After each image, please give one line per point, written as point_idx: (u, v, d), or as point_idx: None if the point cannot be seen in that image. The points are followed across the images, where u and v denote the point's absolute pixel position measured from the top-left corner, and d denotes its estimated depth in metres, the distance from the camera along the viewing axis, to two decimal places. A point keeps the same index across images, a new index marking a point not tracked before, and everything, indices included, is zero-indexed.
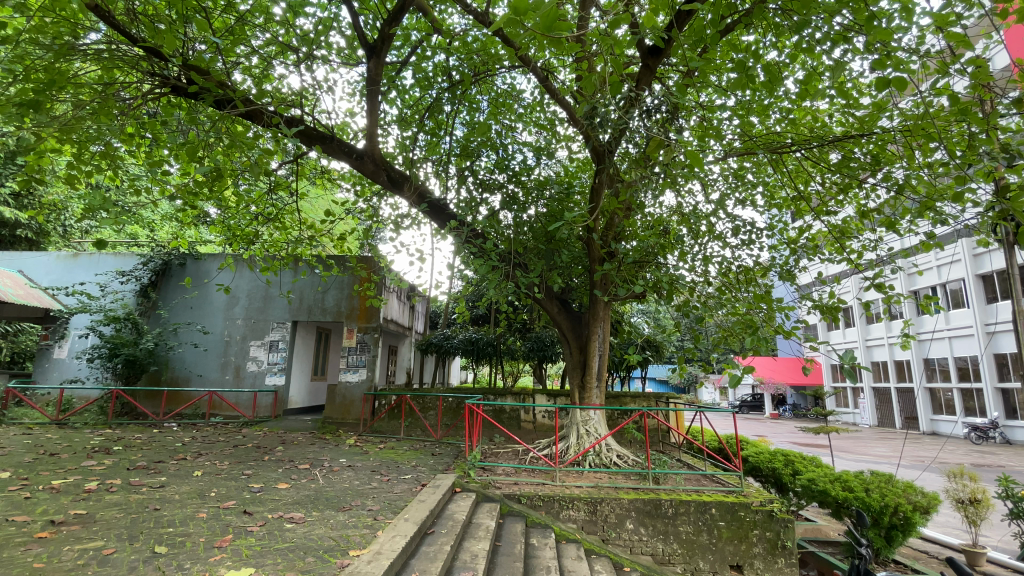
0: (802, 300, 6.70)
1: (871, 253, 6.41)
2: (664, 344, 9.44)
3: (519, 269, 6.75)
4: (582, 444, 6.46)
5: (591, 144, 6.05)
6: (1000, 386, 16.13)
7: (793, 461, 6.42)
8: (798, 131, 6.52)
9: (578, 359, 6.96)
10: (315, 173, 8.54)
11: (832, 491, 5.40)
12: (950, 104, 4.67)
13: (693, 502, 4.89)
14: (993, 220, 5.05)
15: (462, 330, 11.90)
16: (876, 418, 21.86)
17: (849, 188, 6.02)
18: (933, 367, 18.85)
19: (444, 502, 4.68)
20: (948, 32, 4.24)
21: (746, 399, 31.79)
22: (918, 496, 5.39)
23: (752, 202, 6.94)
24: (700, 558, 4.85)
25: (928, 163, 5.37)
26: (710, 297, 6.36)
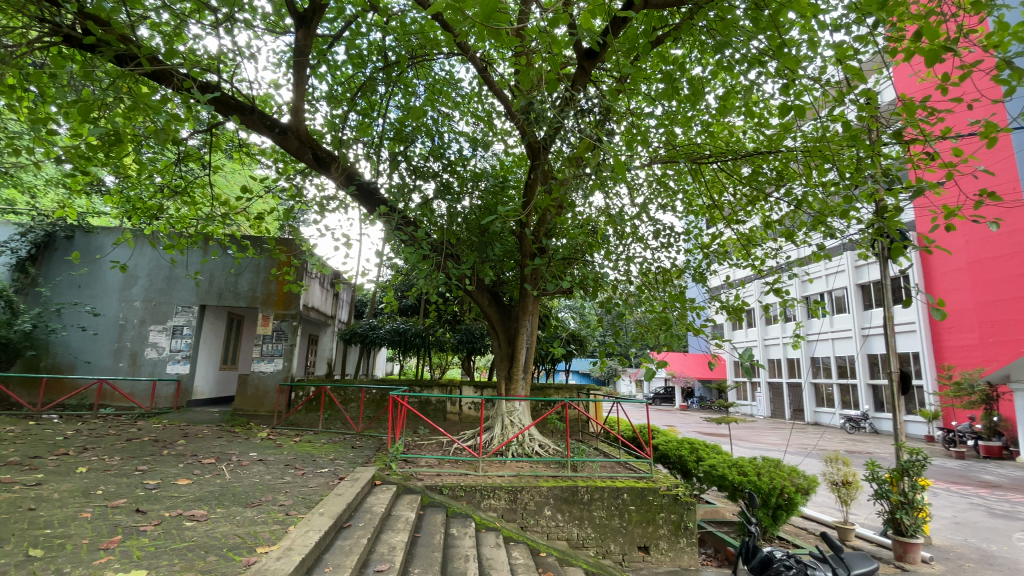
0: (712, 301, 7.19)
1: (772, 260, 7.01)
2: (588, 338, 9.80)
3: (451, 259, 6.67)
4: (506, 435, 6.59)
5: (527, 139, 6.09)
6: (872, 382, 18.42)
7: (698, 448, 6.95)
8: (716, 143, 6.97)
9: (506, 351, 7.05)
10: (232, 146, 7.91)
11: (729, 475, 5.96)
12: (844, 130, 5.26)
13: (607, 489, 5.16)
14: (872, 237, 5.74)
15: (389, 320, 11.62)
16: (770, 410, 24.18)
17: (756, 200, 6.59)
18: (818, 365, 21.07)
19: (363, 495, 4.59)
20: (847, 65, 4.71)
21: (660, 391, 33.91)
22: (801, 479, 5.97)
23: (673, 207, 7.34)
24: (611, 541, 5.13)
25: (824, 182, 5.98)
26: (631, 295, 6.67)
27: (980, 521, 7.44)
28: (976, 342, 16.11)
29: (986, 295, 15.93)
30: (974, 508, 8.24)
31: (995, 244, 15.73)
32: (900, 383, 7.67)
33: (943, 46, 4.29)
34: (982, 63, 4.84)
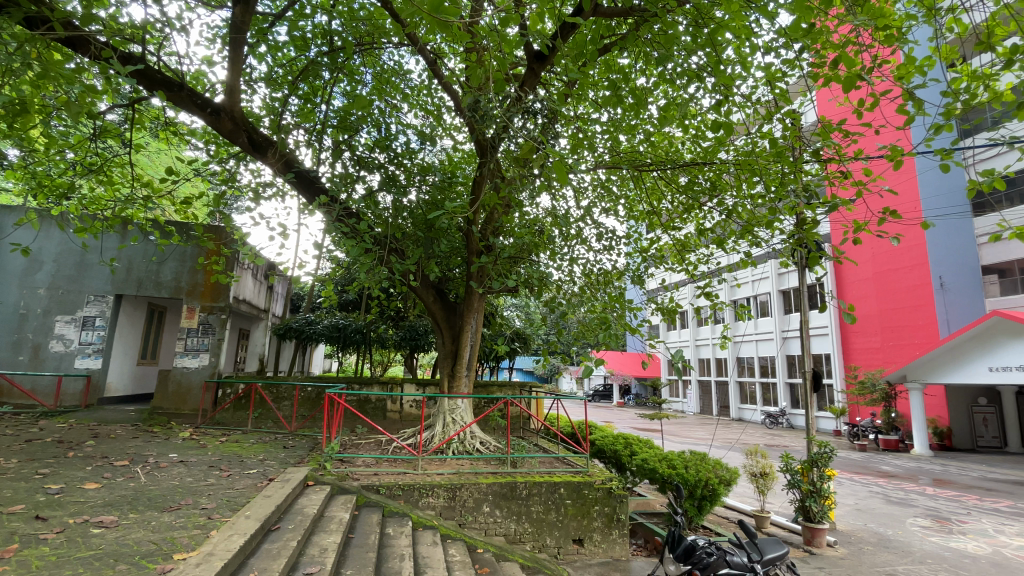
0: (649, 303, 7.50)
1: (704, 266, 7.42)
2: (532, 336, 9.94)
3: (395, 254, 6.54)
4: (447, 433, 6.56)
5: (476, 136, 6.07)
6: (790, 381, 19.89)
7: (632, 443, 7.26)
8: (657, 152, 7.27)
9: (450, 348, 7.02)
10: (157, 125, 7.35)
11: (659, 468, 6.25)
12: (772, 146, 5.65)
13: (545, 483, 5.27)
14: (793, 247, 6.21)
15: (327, 315, 11.21)
16: (700, 406, 25.58)
17: (691, 208, 6.94)
18: (744, 364, 22.51)
19: (294, 497, 4.43)
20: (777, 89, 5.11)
21: (599, 389, 35.02)
22: (724, 471, 6.36)
23: (615, 211, 7.60)
24: (547, 535, 5.25)
25: (752, 194, 6.41)
26: (575, 295, 6.80)
27: (876, 507, 8.25)
28: (879, 346, 17.76)
29: (889, 303, 17.65)
30: (872, 495, 9.13)
31: (898, 257, 17.46)
32: (814, 382, 8.35)
33: (859, 74, 4.70)
34: (890, 94, 5.36)
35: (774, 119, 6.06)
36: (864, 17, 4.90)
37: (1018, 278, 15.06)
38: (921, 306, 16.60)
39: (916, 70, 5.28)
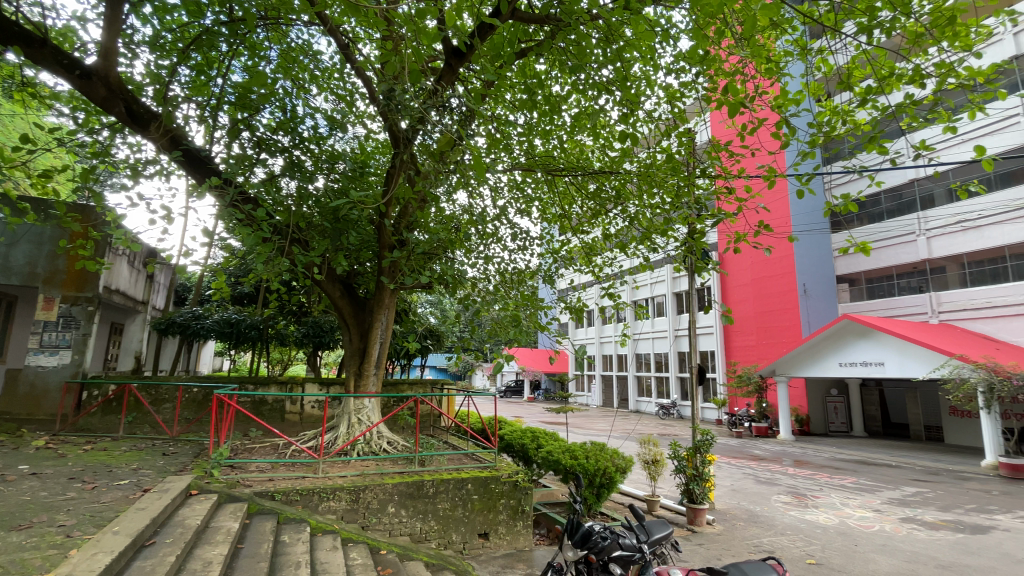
0: (558, 302, 7.78)
1: (609, 268, 7.88)
2: (444, 334, 9.90)
3: (298, 245, 6.18)
4: (352, 433, 6.34)
5: (389, 126, 5.84)
6: (680, 375, 21.68)
7: (539, 436, 7.56)
8: (569, 158, 7.55)
9: (357, 346, 6.77)
10: (9, 83, 6.29)
11: (562, 460, 6.53)
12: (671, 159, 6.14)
13: (452, 480, 5.31)
14: (686, 254, 6.76)
15: (218, 309, 10.28)
16: (602, 399, 27.07)
17: (599, 213, 7.32)
18: (642, 360, 24.16)
19: (173, 508, 4.04)
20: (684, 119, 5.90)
21: (510, 384, 35.74)
22: (620, 460, 6.80)
23: (529, 213, 7.80)
24: (453, 531, 5.28)
25: (651, 204, 6.91)
26: (489, 292, 6.60)
27: (748, 486, 9.30)
28: (754, 343, 19.94)
29: (764, 306, 19.88)
30: (745, 477, 10.27)
31: (771, 265, 19.69)
32: (699, 376, 9.18)
33: (743, 100, 5.25)
34: (768, 121, 6.04)
35: (674, 135, 6.58)
36: (749, 49, 5.47)
37: (863, 287, 18.17)
38: (789, 309, 18.90)
39: (790, 102, 5.99)
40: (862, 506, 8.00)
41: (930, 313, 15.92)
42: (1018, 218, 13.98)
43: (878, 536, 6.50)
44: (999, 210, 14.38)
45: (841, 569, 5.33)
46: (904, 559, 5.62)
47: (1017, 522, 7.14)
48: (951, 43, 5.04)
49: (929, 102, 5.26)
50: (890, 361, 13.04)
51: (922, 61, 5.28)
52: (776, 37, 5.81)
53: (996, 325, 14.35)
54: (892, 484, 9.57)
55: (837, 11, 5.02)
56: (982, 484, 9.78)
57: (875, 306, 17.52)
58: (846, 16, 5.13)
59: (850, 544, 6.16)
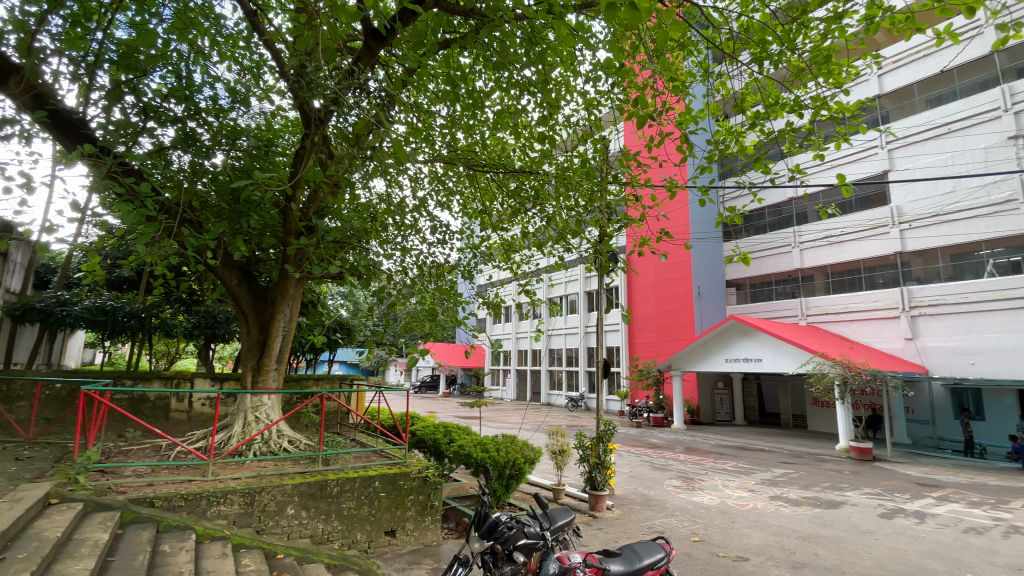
0: (475, 298, 7.75)
1: (526, 267, 8.01)
2: (356, 328, 9.54)
3: (189, 227, 5.60)
4: (248, 433, 5.92)
5: (300, 104, 5.46)
6: (589, 369, 22.73)
7: (451, 431, 7.58)
8: (491, 154, 7.57)
9: (256, 339, 6.28)
10: None
11: (474, 453, 6.59)
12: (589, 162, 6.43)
13: (358, 478, 5.15)
14: (597, 256, 6.99)
15: (90, 295, 9.09)
16: (516, 393, 27.67)
17: (518, 212, 7.43)
18: (555, 355, 25.01)
19: (27, 520, 3.53)
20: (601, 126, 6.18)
21: (426, 379, 35.38)
22: (529, 451, 6.97)
23: (450, 206, 7.72)
24: (358, 530, 5.12)
25: (568, 205, 7.02)
26: (405, 285, 6.45)
27: (645, 472, 10.01)
28: (655, 340, 21.40)
29: (664, 306, 21.35)
30: (642, 464, 11.04)
31: (671, 268, 21.20)
32: (604, 369, 9.67)
33: (651, 114, 5.60)
34: (673, 134, 6.48)
35: (590, 140, 6.86)
36: (659, 65, 5.83)
37: (747, 291, 20.41)
38: (686, 309, 20.48)
39: (692, 119, 6.50)
40: (740, 487, 8.94)
41: (800, 316, 18.10)
42: (871, 236, 16.34)
43: (752, 513, 7.30)
44: (857, 229, 16.69)
45: (720, 544, 5.91)
46: (772, 532, 6.36)
47: (859, 497, 8.38)
48: (826, 80, 5.72)
49: (805, 130, 5.93)
50: (767, 358, 14.63)
51: (803, 92, 5.95)
52: (683, 58, 6.25)
53: (850, 327, 16.67)
54: (765, 466, 10.80)
55: (735, 40, 5.50)
56: (835, 465, 11.33)
57: (756, 308, 19.69)
58: (743, 45, 5.64)
59: (728, 522, 6.86)
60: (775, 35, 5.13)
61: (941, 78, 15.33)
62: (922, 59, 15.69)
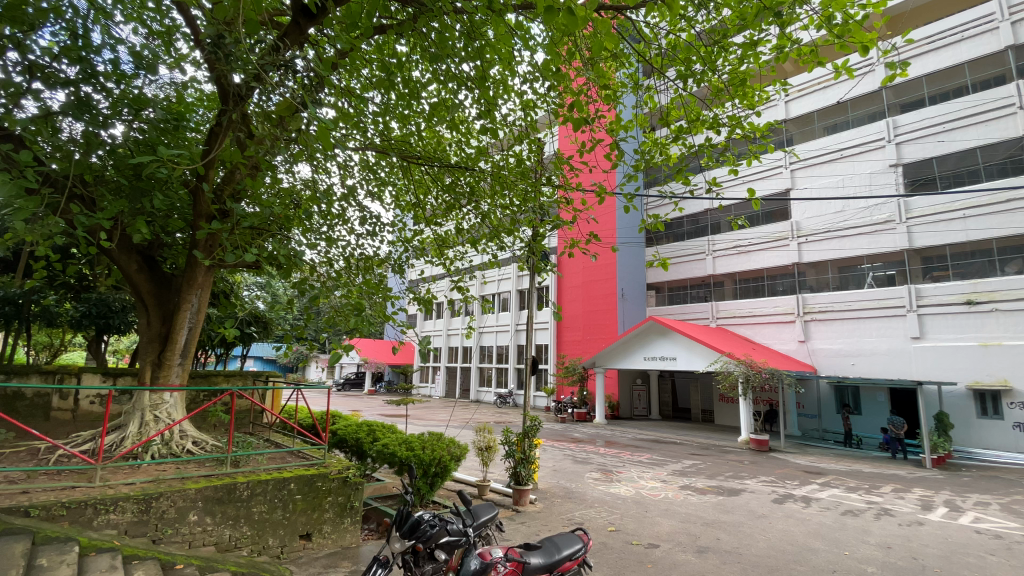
0: (405, 294, 7.56)
1: (459, 263, 7.96)
2: (274, 321, 9.01)
3: (80, 204, 4.99)
4: (145, 434, 5.38)
5: (217, 77, 5.03)
6: (518, 366, 23.06)
7: (375, 429, 7.37)
8: (427, 148, 7.43)
9: (158, 331, 5.74)
10: None
11: (398, 452, 6.44)
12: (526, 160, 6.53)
13: (271, 481, 4.86)
14: (529, 257, 7.09)
15: None
16: (445, 390, 27.46)
17: (453, 207, 7.35)
18: (485, 353, 25.12)
19: None
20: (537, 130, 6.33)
21: (351, 376, 34.18)
22: (455, 448, 6.94)
23: (381, 197, 7.49)
24: (270, 535, 4.83)
25: (502, 204, 7.07)
26: (329, 278, 6.16)
27: (567, 466, 10.32)
28: (582, 338, 22.13)
29: (591, 306, 22.06)
30: (565, 458, 11.36)
31: (599, 270, 22.00)
32: (532, 366, 9.84)
33: (585, 119, 5.75)
34: (604, 141, 6.71)
35: (526, 141, 6.94)
36: (593, 74, 6.02)
37: (666, 293, 21.68)
38: (611, 310, 21.31)
39: (622, 128, 6.76)
40: (654, 477, 9.48)
41: (711, 318, 19.50)
42: (774, 248, 17.94)
43: (663, 502, 7.77)
44: (763, 240, 18.24)
45: (634, 533, 6.24)
46: (681, 520, 6.81)
47: (757, 484, 9.18)
48: (741, 102, 6.17)
49: (722, 147, 6.39)
50: (681, 357, 15.59)
51: (721, 111, 6.40)
52: (616, 69, 6.48)
53: (754, 330, 18.20)
54: (677, 458, 11.52)
55: (664, 56, 5.79)
56: (737, 456, 12.33)
57: (673, 310, 20.92)
58: (671, 61, 5.94)
59: (642, 511, 7.25)
60: (698, 56, 5.49)
61: (836, 108, 17.12)
62: (822, 90, 17.42)
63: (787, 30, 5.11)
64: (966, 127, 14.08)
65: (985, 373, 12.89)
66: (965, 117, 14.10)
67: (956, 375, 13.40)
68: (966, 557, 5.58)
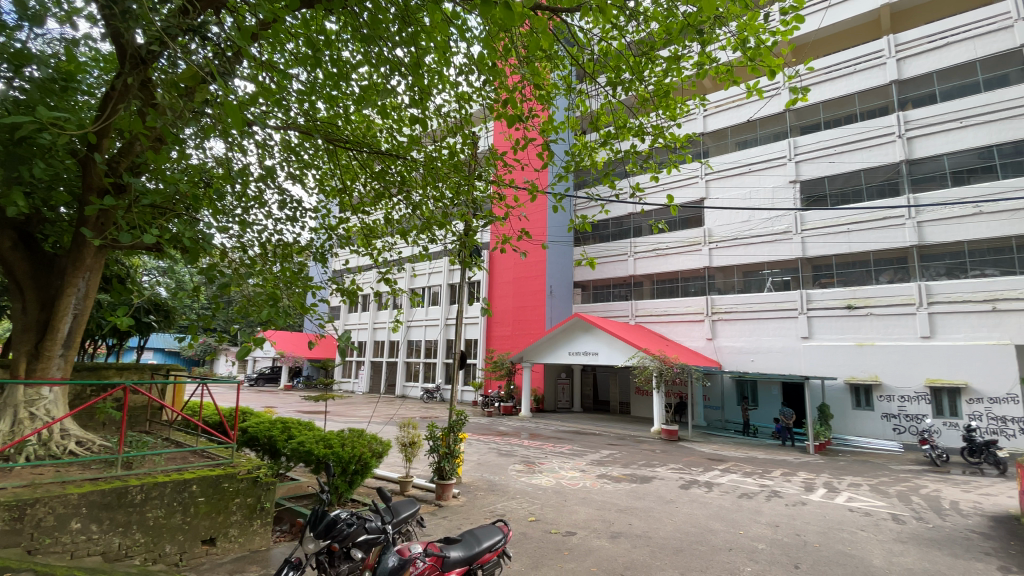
0: (328, 284, 7.20)
1: (387, 254, 7.72)
2: (178, 309, 8.25)
3: None
4: (18, 433, 4.72)
5: (115, 35, 4.48)
6: (446, 361, 22.95)
7: (290, 426, 7.00)
8: (355, 132, 7.13)
9: (34, 318, 5.05)
10: None
11: (315, 450, 6.13)
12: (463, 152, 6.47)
13: (170, 483, 4.46)
14: (460, 251, 7.00)
15: None
16: (368, 385, 26.63)
17: (382, 195, 7.11)
18: (412, 347, 24.71)
19: None
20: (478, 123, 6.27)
21: (265, 371, 32.17)
22: (377, 445, 6.76)
23: (304, 181, 7.09)
24: (167, 542, 4.44)
25: (434, 196, 6.93)
26: (242, 265, 5.72)
27: (491, 459, 10.42)
28: (510, 334, 22.37)
29: (520, 302, 22.36)
30: (489, 451, 11.46)
31: (528, 267, 22.33)
32: (459, 361, 9.80)
33: (519, 116, 5.77)
34: (536, 141, 6.80)
35: (460, 135, 6.87)
36: (527, 72, 6.08)
37: (591, 292, 22.50)
38: (538, 307, 21.72)
39: (554, 129, 6.89)
40: (574, 468, 9.82)
41: (631, 316, 20.49)
42: (689, 252, 19.21)
43: (581, 491, 8.09)
44: (680, 244, 19.46)
45: (553, 522, 6.44)
46: (597, 507, 7.13)
47: (666, 472, 9.82)
48: (664, 113, 6.51)
49: (645, 154, 6.70)
50: (602, 352, 16.25)
51: (646, 120, 6.72)
52: (550, 70, 6.56)
53: (669, 328, 19.37)
54: (595, 449, 12.03)
55: (596, 61, 5.95)
56: (650, 445, 13.10)
57: (596, 307, 21.75)
58: (602, 68, 6.11)
59: (561, 500, 7.50)
60: (627, 65, 5.73)
61: (747, 126, 18.61)
62: (736, 107, 18.86)
63: (707, 49, 5.46)
64: (853, 151, 15.89)
65: (861, 370, 14.64)
66: (853, 142, 15.91)
67: (837, 371, 15.11)
68: (839, 532, 6.33)
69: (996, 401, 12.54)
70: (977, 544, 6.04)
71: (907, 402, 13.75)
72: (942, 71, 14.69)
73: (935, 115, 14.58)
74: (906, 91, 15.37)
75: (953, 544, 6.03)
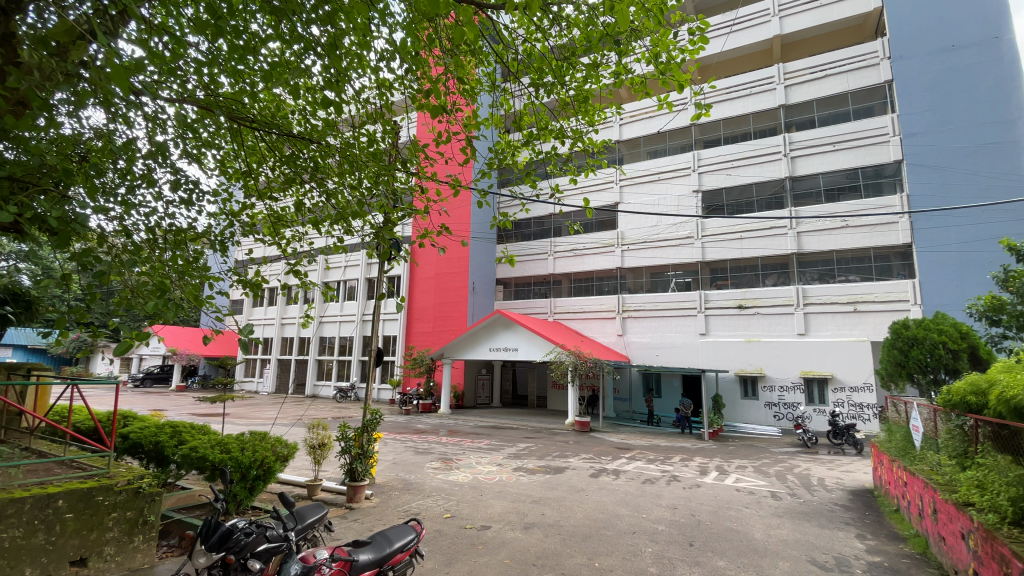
0: (227, 275, 6.62)
1: (296, 244, 7.25)
2: (43, 299, 7.17)
3: None
4: None
5: None
6: (362, 359, 22.12)
7: (181, 431, 6.39)
8: (263, 112, 6.60)
9: None
10: None
11: (210, 455, 5.66)
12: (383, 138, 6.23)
13: (29, 498, 3.87)
14: (376, 244, 6.73)
15: None
16: (275, 385, 24.93)
17: (292, 181, 6.65)
18: (325, 344, 23.52)
19: None
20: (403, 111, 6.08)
21: (153, 370, 28.95)
22: (282, 448, 6.37)
23: (202, 161, 6.45)
24: (26, 565, 3.85)
25: (350, 185, 6.60)
26: (124, 251, 5.09)
27: (407, 458, 10.21)
28: (430, 331, 22.04)
29: (440, 299, 22.10)
30: (405, 449, 11.22)
31: (449, 263, 22.11)
32: (376, 357, 9.49)
33: (443, 108, 5.67)
34: (459, 135, 6.72)
35: (379, 123, 6.60)
36: (451, 64, 5.98)
37: (512, 288, 22.82)
38: (459, 303, 21.60)
39: (477, 124, 6.87)
40: (490, 462, 9.92)
41: (549, 313, 21.04)
42: (604, 253, 20.12)
43: (496, 485, 8.19)
44: (595, 245, 20.34)
45: (468, 517, 6.47)
46: (511, 500, 7.27)
47: (578, 462, 10.23)
48: (583, 117, 6.71)
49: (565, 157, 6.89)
50: (521, 348, 16.55)
51: (566, 124, 6.90)
52: (475, 65, 6.53)
53: (583, 324, 20.15)
54: (512, 443, 12.22)
55: (520, 61, 6.00)
56: (564, 437, 13.57)
57: (516, 304, 22.09)
58: (526, 68, 6.19)
59: (477, 495, 7.54)
60: (549, 68, 5.85)
61: (658, 136, 19.82)
62: (649, 118, 19.99)
63: (623, 59, 5.72)
64: (748, 166, 17.54)
65: (749, 363, 16.22)
66: (747, 157, 17.55)
67: (729, 364, 16.63)
68: (728, 511, 6.99)
69: (855, 389, 14.50)
70: (838, 515, 6.96)
71: (785, 391, 15.49)
72: (820, 100, 16.71)
73: (814, 138, 16.50)
74: (792, 115, 17.28)
75: (820, 516, 6.88)
